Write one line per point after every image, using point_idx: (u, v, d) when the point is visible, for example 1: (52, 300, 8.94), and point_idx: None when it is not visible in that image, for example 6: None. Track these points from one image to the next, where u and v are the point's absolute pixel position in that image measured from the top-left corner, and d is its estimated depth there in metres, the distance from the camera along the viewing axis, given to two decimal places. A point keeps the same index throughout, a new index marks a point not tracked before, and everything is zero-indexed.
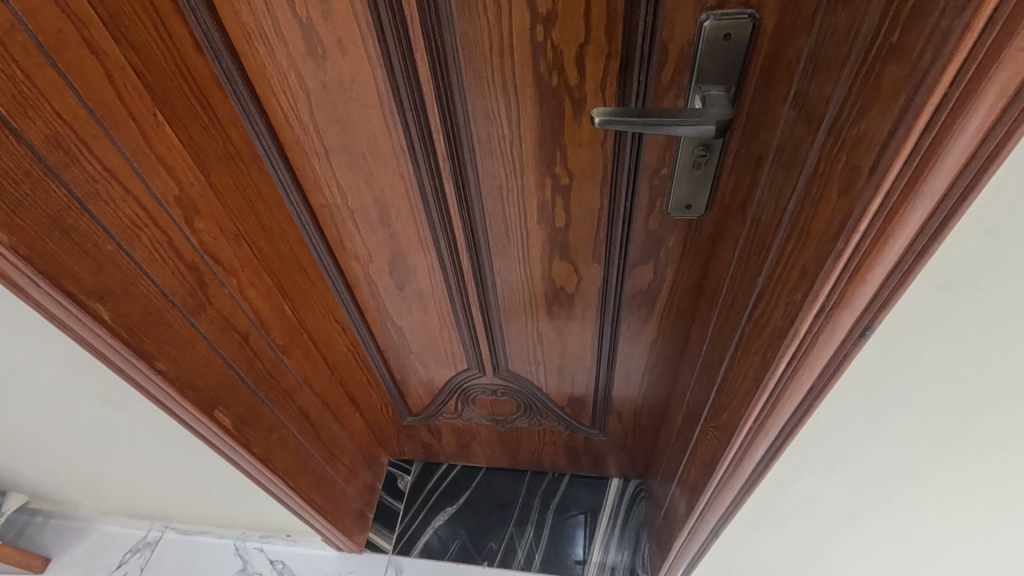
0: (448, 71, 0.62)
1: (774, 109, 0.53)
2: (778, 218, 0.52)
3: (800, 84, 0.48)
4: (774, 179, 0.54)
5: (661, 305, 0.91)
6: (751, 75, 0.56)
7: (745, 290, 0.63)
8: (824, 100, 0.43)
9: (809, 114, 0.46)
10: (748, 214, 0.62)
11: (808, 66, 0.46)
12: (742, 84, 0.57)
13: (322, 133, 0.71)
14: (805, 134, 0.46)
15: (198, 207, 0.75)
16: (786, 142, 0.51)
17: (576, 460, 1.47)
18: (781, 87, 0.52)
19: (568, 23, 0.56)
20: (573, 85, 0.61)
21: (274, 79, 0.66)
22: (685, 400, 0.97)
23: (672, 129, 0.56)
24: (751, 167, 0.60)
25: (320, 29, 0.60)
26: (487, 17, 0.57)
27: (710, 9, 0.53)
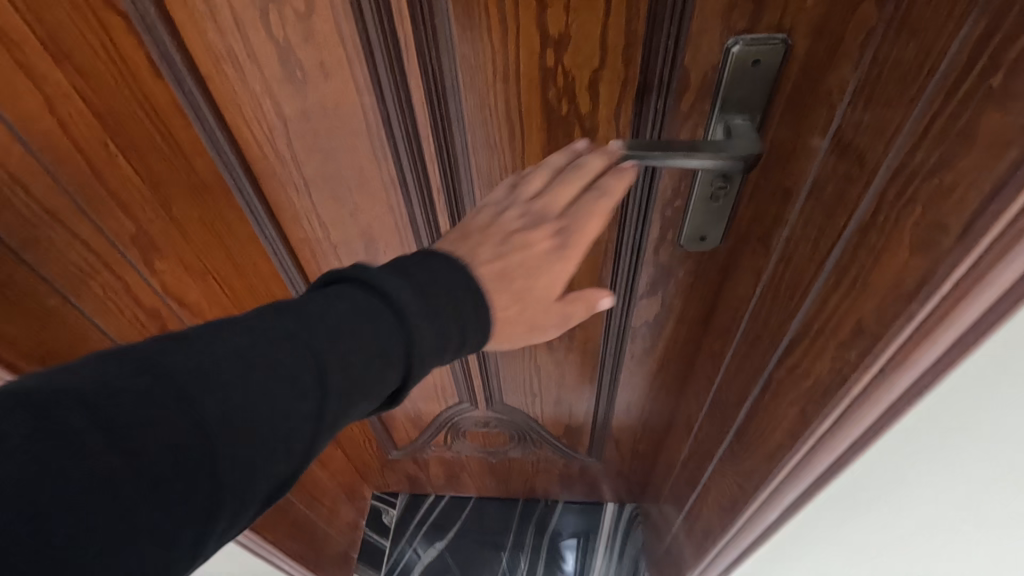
0: (447, 97, 0.55)
1: (809, 142, 0.49)
2: (816, 262, 0.48)
3: (847, 119, 0.43)
4: (810, 217, 0.49)
5: (667, 334, 0.86)
6: (780, 103, 0.51)
7: (772, 331, 0.58)
8: (881, 140, 0.38)
9: (858, 154, 0.41)
10: (773, 249, 0.57)
11: (856, 100, 0.42)
12: (770, 112, 0.52)
13: (301, 164, 0.64)
14: (853, 176, 0.42)
15: (158, 245, 0.68)
16: (826, 179, 0.47)
17: (570, 487, 1.41)
18: (819, 120, 0.47)
19: (581, 47, 0.50)
20: (584, 112, 0.56)
21: (245, 105, 0.58)
22: (693, 430, 0.92)
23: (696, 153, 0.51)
24: (778, 200, 0.56)
25: (299, 51, 0.53)
26: (491, 40, 0.51)
27: (739, 33, 0.48)
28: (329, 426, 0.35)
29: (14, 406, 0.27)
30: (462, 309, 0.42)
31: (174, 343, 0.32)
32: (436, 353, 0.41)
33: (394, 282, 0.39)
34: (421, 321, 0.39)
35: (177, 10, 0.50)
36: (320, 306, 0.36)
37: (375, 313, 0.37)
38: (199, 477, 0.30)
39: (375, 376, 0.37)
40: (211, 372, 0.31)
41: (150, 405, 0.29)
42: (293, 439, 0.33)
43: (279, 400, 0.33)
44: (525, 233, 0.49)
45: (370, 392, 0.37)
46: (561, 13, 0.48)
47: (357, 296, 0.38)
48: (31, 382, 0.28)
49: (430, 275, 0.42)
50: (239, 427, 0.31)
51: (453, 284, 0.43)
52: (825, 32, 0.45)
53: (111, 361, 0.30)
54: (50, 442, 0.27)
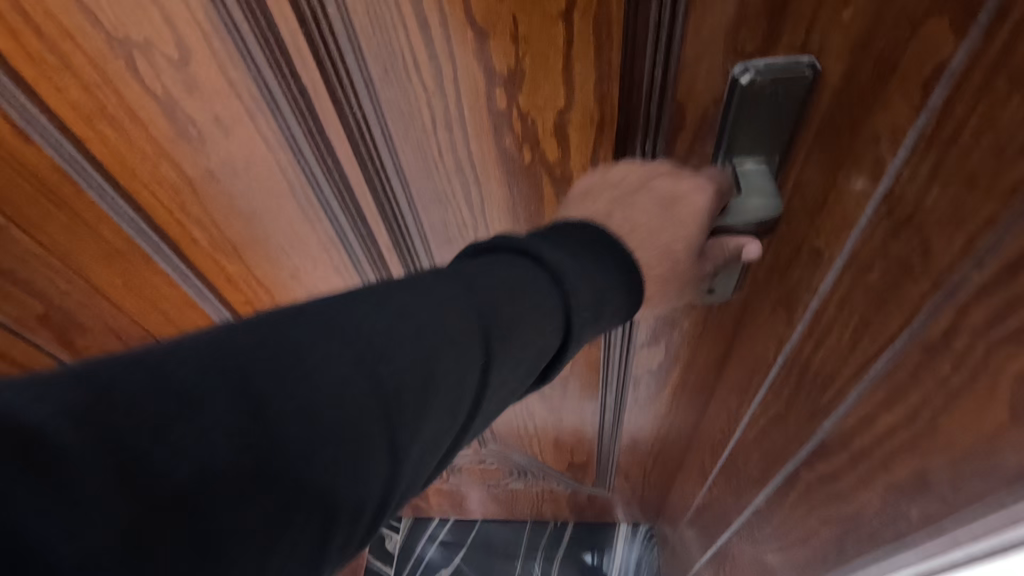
0: (380, 149, 0.44)
1: (843, 201, 0.37)
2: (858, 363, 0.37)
3: (898, 184, 0.32)
4: (842, 300, 0.38)
5: (674, 380, 0.74)
6: (805, 145, 0.39)
7: (797, 418, 0.47)
8: (964, 233, 0.28)
9: (920, 244, 0.31)
10: (795, 321, 0.45)
11: (914, 159, 0.31)
12: (791, 155, 0.40)
13: (222, 227, 0.53)
14: (912, 268, 0.32)
15: (78, 313, 0.61)
16: (866, 259, 0.35)
17: (580, 512, 1.32)
18: (857, 175, 0.35)
19: (540, 84, 0.38)
20: (552, 161, 0.44)
21: (139, 169, 0.47)
22: (709, 479, 0.82)
23: (757, 211, 0.41)
24: (800, 266, 0.43)
25: (187, 105, 0.42)
26: (422, 80, 0.39)
27: (749, 58, 0.35)
28: (489, 397, 0.32)
29: (199, 364, 0.24)
30: (620, 269, 0.37)
31: (336, 305, 0.29)
32: (599, 322, 0.36)
33: (545, 246, 0.35)
34: (580, 282, 0.34)
35: (23, 65, 0.39)
36: (481, 276, 0.32)
37: (531, 280, 0.33)
38: (382, 445, 0.26)
39: (540, 351, 0.33)
40: (386, 339, 0.28)
41: (336, 369, 0.26)
42: (459, 412, 0.30)
43: (450, 371, 0.29)
44: (668, 180, 0.41)
45: (529, 366, 0.33)
46: (509, 43, 0.36)
47: (509, 260, 0.34)
48: (208, 338, 0.26)
49: (585, 240, 0.37)
50: (415, 398, 0.28)
51: (601, 250, 0.37)
52: (865, 55, 0.32)
53: (286, 320, 0.27)
54: (247, 393, 0.24)
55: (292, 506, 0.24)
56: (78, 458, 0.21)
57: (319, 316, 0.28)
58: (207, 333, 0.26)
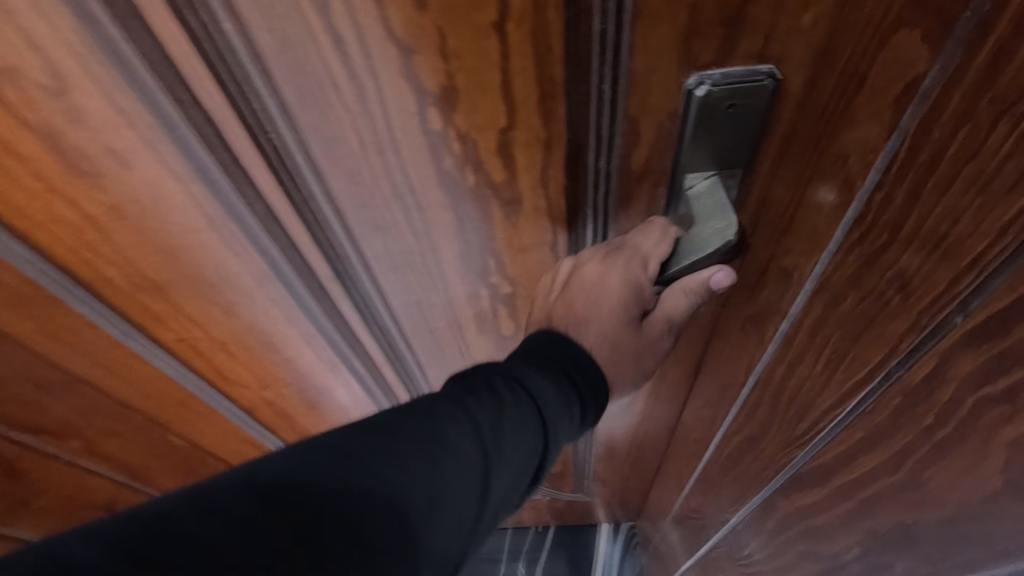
0: (307, 177, 0.40)
1: (815, 220, 0.38)
2: (853, 376, 0.41)
3: (867, 216, 0.35)
4: (821, 319, 0.42)
5: (646, 393, 0.71)
6: (770, 160, 0.36)
7: (789, 414, 0.51)
8: (954, 266, 0.31)
9: (897, 279, 0.35)
10: (769, 333, 0.48)
11: (886, 186, 0.33)
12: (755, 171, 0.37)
13: (140, 266, 0.48)
14: (890, 300, 0.36)
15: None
16: (841, 286, 0.39)
17: (561, 517, 1.30)
18: (828, 197, 0.36)
19: (477, 104, 0.34)
20: (498, 182, 0.40)
21: (28, 209, 0.41)
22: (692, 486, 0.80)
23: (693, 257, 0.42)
24: (774, 283, 0.44)
25: (75, 138, 0.36)
26: (344, 103, 0.34)
27: (703, 68, 0.32)
28: (492, 495, 0.42)
29: (265, 480, 0.35)
30: (569, 382, 0.49)
31: (354, 433, 0.39)
32: (563, 430, 0.48)
33: (520, 368, 0.48)
34: (547, 390, 0.47)
35: None
36: (479, 397, 0.44)
37: (516, 398, 0.45)
38: (404, 541, 0.36)
39: (527, 457, 0.45)
40: (408, 451, 0.39)
41: (373, 476, 0.37)
42: (466, 510, 0.40)
43: (454, 473, 0.39)
44: (595, 268, 0.47)
45: (520, 466, 0.44)
46: (437, 59, 0.32)
47: (494, 379, 0.46)
48: (266, 462, 0.36)
49: (551, 355, 0.50)
50: (433, 497, 0.38)
51: (562, 359, 0.50)
52: (828, 67, 0.31)
53: (330, 443, 0.38)
54: (285, 511, 0.33)
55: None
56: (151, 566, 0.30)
57: (341, 444, 0.38)
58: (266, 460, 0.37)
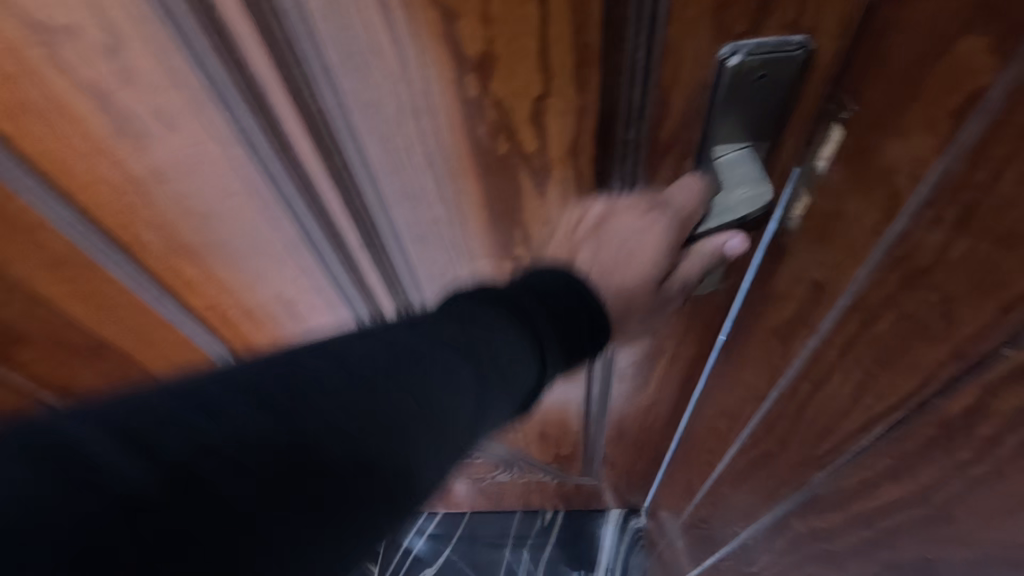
0: (346, 143, 0.41)
1: (853, 234, 0.38)
2: (893, 395, 0.40)
3: (910, 235, 0.34)
4: (856, 337, 0.41)
5: (661, 374, 0.72)
6: (819, 150, 0.38)
7: (813, 427, 0.50)
8: (991, 303, 0.31)
9: (940, 303, 0.34)
10: (797, 349, 0.48)
11: (935, 208, 0.32)
12: (808, 152, 0.39)
13: (177, 230, 0.49)
14: (929, 325, 0.35)
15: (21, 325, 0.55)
16: (877, 305, 0.38)
17: (568, 502, 1.31)
18: (869, 213, 0.36)
19: (514, 71, 0.36)
20: (529, 152, 0.41)
21: (75, 169, 0.43)
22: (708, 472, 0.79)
23: (727, 217, 0.42)
24: (806, 296, 0.44)
25: (125, 98, 0.37)
26: (386, 69, 0.36)
27: (737, 39, 0.33)
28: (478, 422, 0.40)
29: (243, 390, 0.33)
30: (572, 307, 0.45)
31: (334, 355, 0.36)
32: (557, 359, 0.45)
33: (511, 293, 0.44)
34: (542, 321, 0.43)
35: None
36: (460, 322, 0.41)
37: (502, 321, 0.42)
38: (383, 453, 0.35)
39: (517, 377, 0.41)
40: (376, 370, 0.36)
41: (337, 408, 0.34)
42: (455, 425, 0.38)
43: (440, 398, 0.37)
44: (632, 214, 0.44)
45: (509, 395, 0.42)
46: (477, 26, 0.33)
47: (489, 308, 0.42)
48: (246, 369, 0.35)
49: (547, 285, 0.45)
50: (411, 415, 0.36)
51: (558, 288, 0.46)
52: (876, 67, 0.32)
53: (291, 368, 0.35)
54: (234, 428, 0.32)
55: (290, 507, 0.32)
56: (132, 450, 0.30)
57: (311, 361, 0.35)
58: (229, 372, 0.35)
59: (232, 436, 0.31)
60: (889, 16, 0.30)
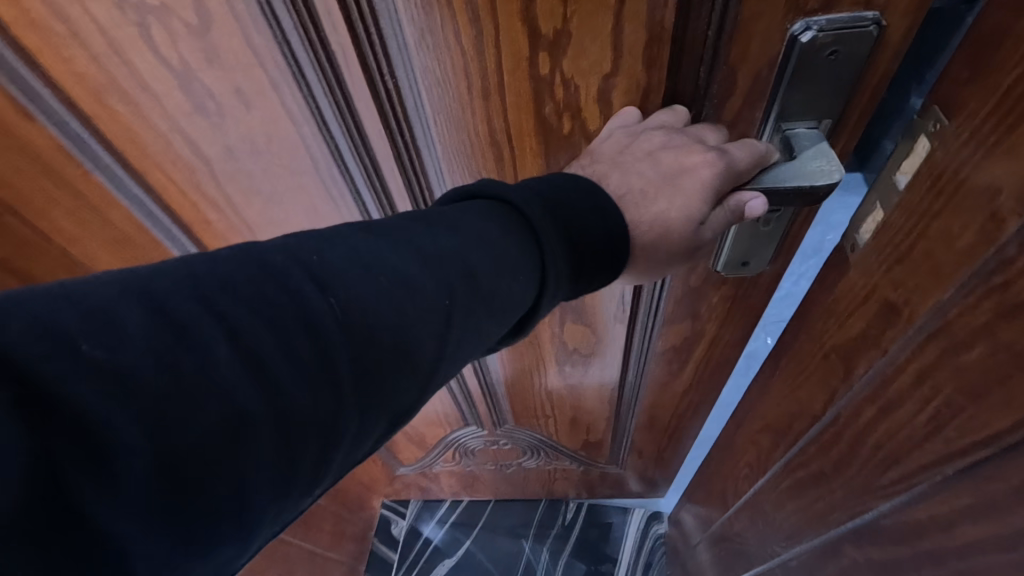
0: (415, 121, 0.42)
1: (939, 251, 0.35)
2: (966, 435, 0.34)
3: (1013, 256, 0.30)
4: (926, 355, 0.37)
5: (698, 357, 0.73)
6: (900, 167, 0.38)
7: (867, 460, 0.44)
8: None
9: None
10: (860, 370, 0.44)
11: None
12: (890, 168, 0.39)
13: (239, 209, 0.50)
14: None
15: None
16: (964, 333, 0.34)
17: (591, 491, 1.32)
18: (964, 233, 0.33)
19: (586, 49, 0.36)
20: (592, 131, 0.42)
21: (151, 147, 0.44)
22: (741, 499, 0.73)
23: (777, 181, 0.38)
24: (879, 316, 0.41)
25: (206, 77, 0.39)
26: (460, 47, 0.37)
27: (810, 15, 0.34)
28: (451, 347, 0.33)
29: (134, 293, 0.25)
30: (598, 216, 0.37)
31: (294, 243, 0.30)
32: (561, 287, 0.37)
33: (523, 200, 0.36)
34: (555, 236, 0.36)
35: (26, 33, 0.36)
36: (422, 231, 0.33)
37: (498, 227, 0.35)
38: (321, 385, 0.28)
39: (509, 295, 0.34)
40: (302, 280, 0.28)
41: (268, 323, 0.27)
42: (419, 351, 0.31)
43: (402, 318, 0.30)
44: (675, 153, 0.38)
45: (492, 319, 0.35)
46: (556, 2, 0.34)
47: (488, 209, 0.35)
48: (139, 269, 0.27)
49: (563, 192, 0.37)
50: (360, 334, 0.29)
51: (581, 199, 0.37)
52: (986, 83, 0.31)
53: (187, 272, 0.27)
54: (171, 333, 0.25)
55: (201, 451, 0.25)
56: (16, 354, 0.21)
57: (270, 256, 0.29)
58: (163, 264, 0.27)
59: (154, 349, 0.24)
60: (1007, 30, 0.30)
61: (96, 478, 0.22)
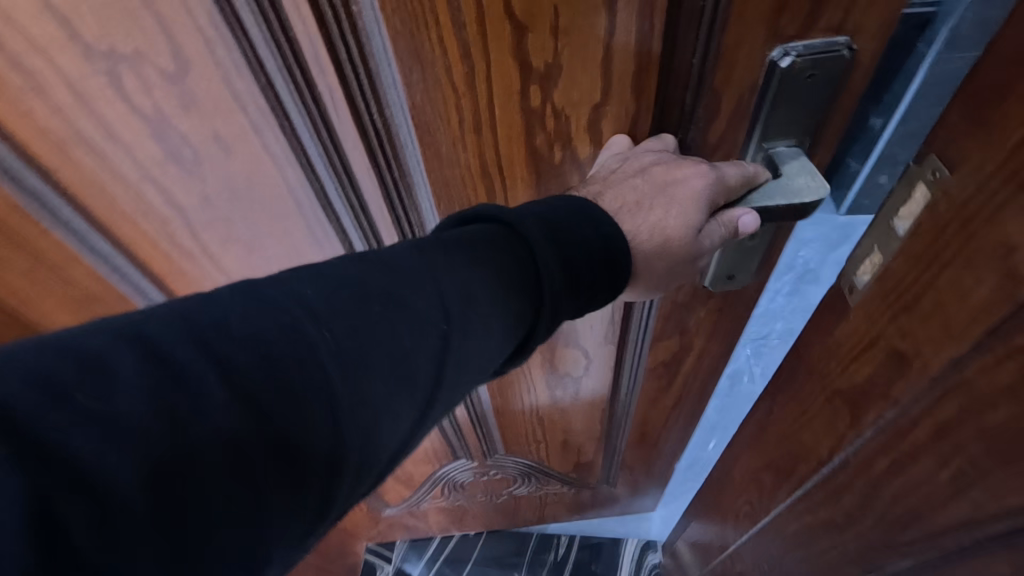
0: (406, 160, 0.41)
1: (948, 307, 0.31)
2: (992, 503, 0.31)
3: None
4: (909, 410, 0.35)
5: (687, 371, 0.74)
6: (897, 211, 0.34)
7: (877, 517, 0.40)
8: None
9: None
10: (870, 421, 0.39)
11: None
12: (887, 209, 0.34)
13: (216, 257, 0.48)
14: None
15: None
16: (982, 395, 0.30)
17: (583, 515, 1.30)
18: (971, 286, 0.30)
19: (576, 81, 0.37)
20: (583, 158, 0.42)
21: (120, 198, 0.41)
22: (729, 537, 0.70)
23: (766, 199, 0.39)
24: (887, 365, 0.36)
25: (181, 123, 0.37)
26: (451, 83, 0.36)
27: (787, 41, 0.36)
28: (451, 375, 0.32)
29: (130, 336, 0.25)
30: (597, 234, 0.36)
31: (290, 280, 0.29)
32: (569, 307, 0.35)
33: (520, 222, 0.34)
34: (554, 257, 0.34)
35: None
36: (419, 254, 0.32)
37: (494, 248, 0.33)
38: (320, 425, 0.27)
39: (511, 316, 0.33)
40: (297, 313, 0.27)
41: (266, 365, 0.26)
42: (415, 384, 0.30)
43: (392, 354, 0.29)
44: (666, 167, 0.37)
45: (492, 346, 0.33)
46: (547, 37, 0.34)
47: (487, 233, 0.34)
48: (133, 315, 0.26)
49: (561, 212, 0.35)
50: (355, 371, 0.28)
51: (580, 216, 0.36)
52: (1009, 120, 0.27)
53: (182, 311, 0.26)
54: (166, 378, 0.24)
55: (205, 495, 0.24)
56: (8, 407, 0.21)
57: (268, 292, 0.28)
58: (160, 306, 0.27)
59: (150, 393, 0.24)
60: (1010, 78, 0.26)
61: (94, 518, 0.22)
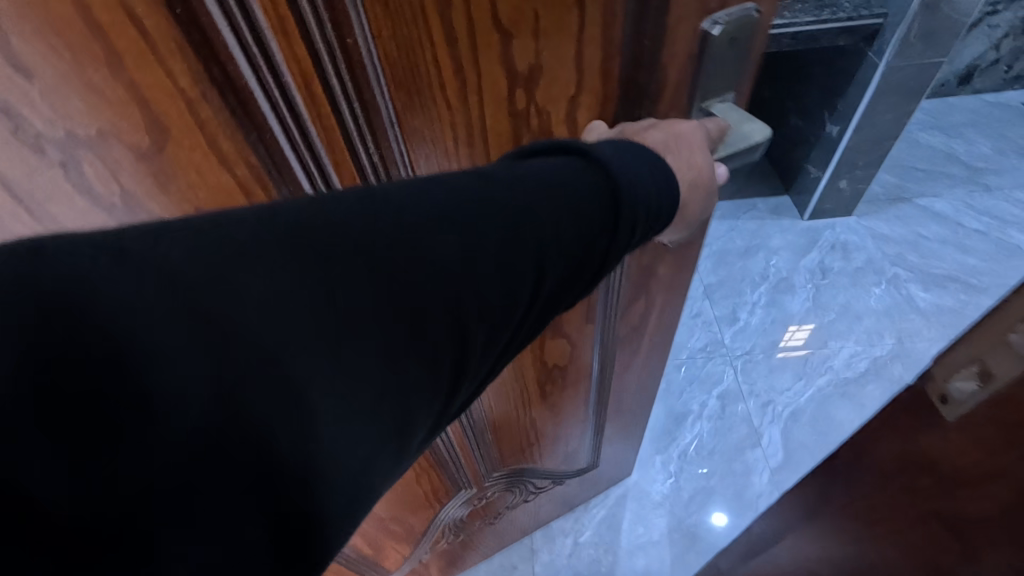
0: None
1: None
2: None
3: None
4: None
5: (651, 329, 0.80)
6: (1007, 329, 0.29)
7: None
8: None
9: None
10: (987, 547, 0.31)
11: None
12: (996, 325, 0.30)
13: None
14: None
15: None
16: None
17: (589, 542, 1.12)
18: None
19: (554, 78, 0.39)
20: None
21: None
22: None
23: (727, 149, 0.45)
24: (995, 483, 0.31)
25: (157, 205, 0.32)
26: (445, 102, 0.37)
27: (713, 13, 0.41)
28: (535, 310, 0.32)
29: (286, 238, 0.25)
30: (658, 172, 0.35)
31: (419, 195, 0.28)
32: (636, 236, 0.34)
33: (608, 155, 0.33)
34: (628, 188, 0.33)
35: None
36: (516, 178, 0.31)
37: (584, 181, 0.32)
38: (436, 352, 0.27)
39: (587, 250, 0.32)
40: (422, 246, 0.27)
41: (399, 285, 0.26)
42: (509, 320, 0.30)
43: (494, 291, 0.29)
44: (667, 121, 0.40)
45: (573, 280, 0.33)
46: (529, 41, 0.36)
47: (573, 167, 0.32)
48: (296, 207, 0.26)
49: (630, 151, 0.35)
50: (466, 303, 0.28)
51: (637, 155, 0.35)
52: None
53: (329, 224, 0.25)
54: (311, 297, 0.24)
55: (330, 412, 0.24)
56: (190, 284, 0.23)
57: (401, 214, 0.27)
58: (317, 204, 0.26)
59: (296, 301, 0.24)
60: None
61: (230, 408, 0.23)
